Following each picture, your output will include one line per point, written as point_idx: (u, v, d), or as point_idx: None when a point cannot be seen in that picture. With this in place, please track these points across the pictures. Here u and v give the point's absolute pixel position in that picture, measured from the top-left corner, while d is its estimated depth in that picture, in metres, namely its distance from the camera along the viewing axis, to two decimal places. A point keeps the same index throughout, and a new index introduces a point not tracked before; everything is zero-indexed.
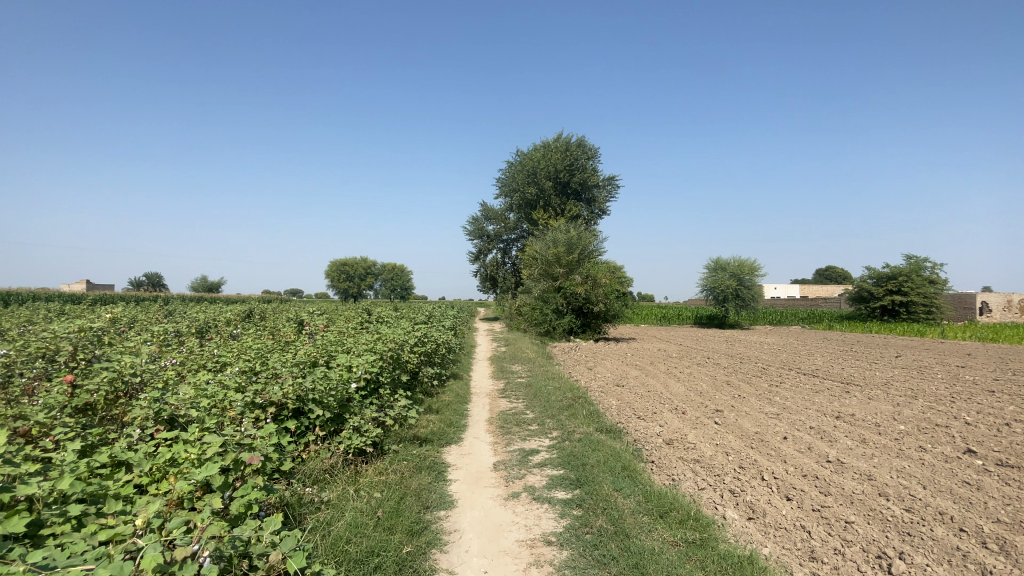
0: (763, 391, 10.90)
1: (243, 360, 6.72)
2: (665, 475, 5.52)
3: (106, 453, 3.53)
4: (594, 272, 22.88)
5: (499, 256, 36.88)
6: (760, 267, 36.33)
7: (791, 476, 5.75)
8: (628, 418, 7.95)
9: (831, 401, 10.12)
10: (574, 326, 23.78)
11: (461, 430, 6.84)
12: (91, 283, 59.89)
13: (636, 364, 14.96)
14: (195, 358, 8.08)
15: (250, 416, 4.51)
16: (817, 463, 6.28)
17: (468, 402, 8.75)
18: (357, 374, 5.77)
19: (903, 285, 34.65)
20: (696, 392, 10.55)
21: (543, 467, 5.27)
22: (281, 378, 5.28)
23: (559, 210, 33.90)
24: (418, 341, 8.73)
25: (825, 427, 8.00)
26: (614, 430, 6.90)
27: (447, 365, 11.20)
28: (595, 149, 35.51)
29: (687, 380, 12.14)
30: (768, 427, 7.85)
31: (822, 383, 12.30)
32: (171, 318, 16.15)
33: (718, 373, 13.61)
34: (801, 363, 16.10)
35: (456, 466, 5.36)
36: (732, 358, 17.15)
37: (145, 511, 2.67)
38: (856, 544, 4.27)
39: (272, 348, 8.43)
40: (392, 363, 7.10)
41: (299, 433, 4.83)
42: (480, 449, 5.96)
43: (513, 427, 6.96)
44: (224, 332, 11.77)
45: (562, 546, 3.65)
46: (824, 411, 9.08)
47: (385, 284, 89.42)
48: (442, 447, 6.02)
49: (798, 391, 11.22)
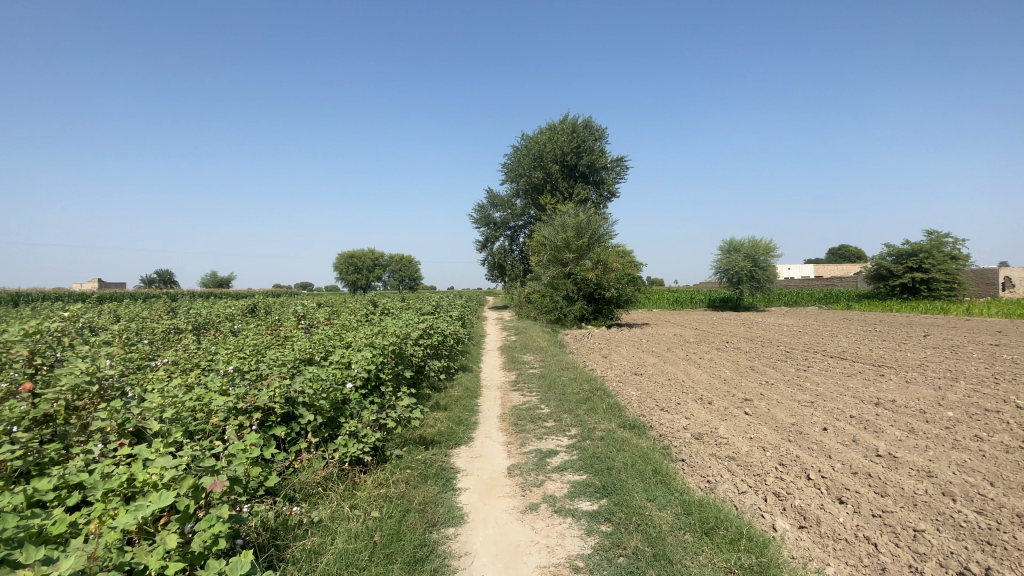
0: (791, 377, 10.23)
1: (235, 360, 6.22)
2: (698, 477, 4.97)
3: (54, 478, 3.02)
4: (605, 257, 22.18)
5: (507, 243, 36.23)
6: (775, 247, 35.35)
7: (840, 474, 5.18)
8: (651, 411, 7.36)
9: (866, 385, 9.45)
10: (586, 313, 23.15)
11: (470, 429, 6.26)
12: (103, 282, 60.51)
13: (653, 350, 14.35)
14: (187, 358, 7.60)
15: (231, 425, 4.03)
16: (866, 458, 5.68)
17: (478, 396, 8.21)
18: (354, 373, 5.23)
19: (924, 262, 33.57)
20: (720, 380, 9.92)
21: (563, 472, 4.69)
22: (269, 379, 4.76)
23: (567, 194, 33.06)
24: (423, 333, 8.18)
25: (866, 416, 7.36)
26: (638, 425, 6.30)
27: (456, 357, 10.68)
28: (603, 130, 34.51)
29: (709, 367, 11.51)
30: (804, 417, 7.23)
31: (853, 366, 11.59)
32: (175, 314, 15.84)
33: (741, 358, 12.95)
34: (826, 345, 15.37)
35: (465, 472, 4.80)
36: (753, 342, 16.45)
37: (72, 558, 2.16)
38: (932, 559, 3.67)
39: (267, 345, 7.90)
40: (394, 358, 6.53)
41: (289, 441, 4.32)
42: (493, 451, 5.39)
43: (528, 425, 6.39)
44: (224, 328, 11.31)
45: (592, 574, 3.08)
46: (862, 398, 8.43)
47: (393, 275, 89.13)
48: (450, 449, 5.47)
49: (829, 375, 10.53)
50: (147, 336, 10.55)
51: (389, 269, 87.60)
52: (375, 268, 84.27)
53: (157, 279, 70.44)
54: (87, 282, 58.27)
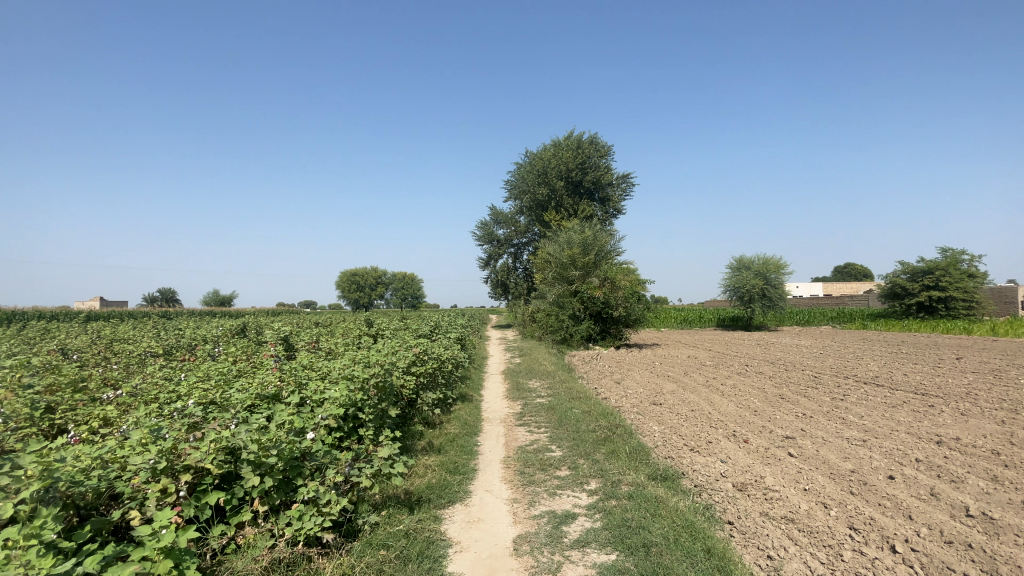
0: (831, 408, 9.11)
1: (191, 395, 5.25)
2: (756, 551, 3.95)
3: None
4: (613, 274, 21.15)
5: (510, 261, 35.41)
6: (787, 265, 34.20)
7: (933, 545, 4.12)
8: (680, 453, 6.29)
9: (918, 419, 8.30)
10: (593, 333, 22.08)
11: (468, 480, 5.19)
12: (105, 300, 60.03)
13: (670, 375, 13.28)
14: (144, 391, 6.60)
15: (152, 490, 3.06)
16: (956, 521, 4.60)
17: (478, 434, 7.15)
18: (320, 419, 4.17)
19: (940, 280, 32.37)
20: (751, 412, 8.82)
21: (585, 550, 3.63)
22: (210, 427, 3.75)
23: (572, 210, 32.29)
24: (416, 361, 7.15)
25: (934, 459, 6.25)
26: (670, 476, 5.24)
27: (454, 385, 9.66)
28: (609, 146, 33.76)
29: (735, 395, 10.39)
30: (862, 461, 6.12)
31: (894, 394, 10.46)
32: (160, 334, 14.88)
33: (767, 384, 11.83)
34: (856, 369, 14.19)
35: (459, 547, 3.77)
36: (775, 365, 15.27)
37: None
38: None
39: (238, 374, 6.92)
40: (378, 393, 5.49)
41: (230, 510, 3.31)
42: (495, 514, 4.32)
43: (538, 474, 5.33)
44: (203, 351, 10.32)
45: None
46: (920, 436, 7.30)
47: (396, 293, 88.23)
48: (442, 510, 4.41)
49: (873, 406, 9.38)
50: (117, 361, 9.61)
51: (392, 288, 87.00)
52: (377, 286, 83.67)
53: (159, 296, 69.70)
54: (89, 301, 56.68)
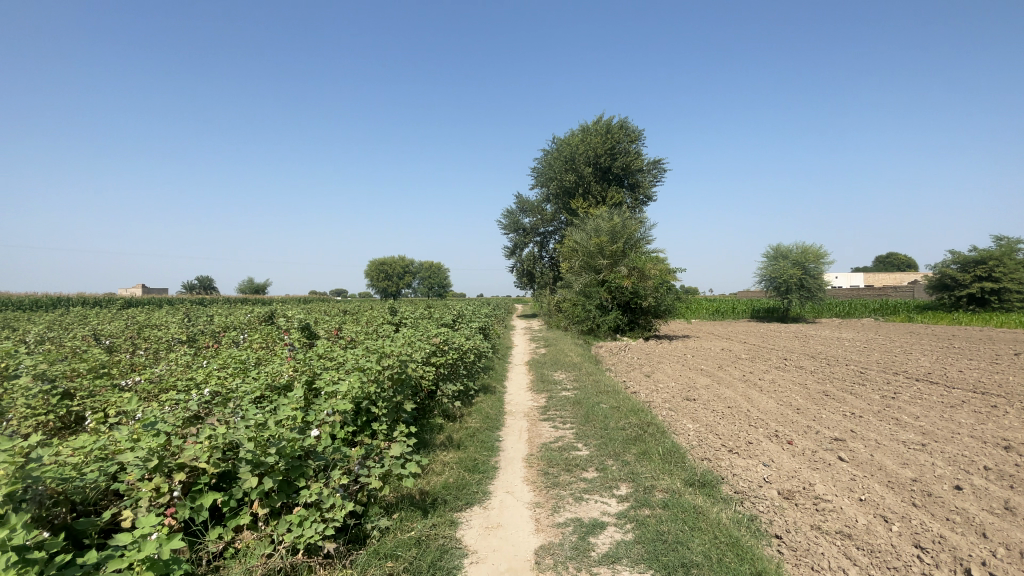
0: (881, 407, 8.42)
1: (204, 385, 5.07)
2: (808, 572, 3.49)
3: None
4: (642, 263, 20.40)
5: (536, 249, 34.93)
6: (827, 254, 32.63)
7: (1014, 568, 3.57)
8: (718, 454, 5.83)
9: (982, 422, 7.55)
10: (621, 323, 21.49)
11: (488, 480, 4.86)
12: (146, 288, 62.12)
13: (703, 368, 12.68)
14: (161, 378, 6.47)
15: (143, 489, 2.81)
16: None
17: (499, 428, 6.83)
18: (327, 414, 3.88)
19: (994, 270, 30.34)
20: (792, 410, 8.23)
21: (615, 567, 3.24)
22: (211, 421, 3.50)
23: (599, 197, 31.51)
24: (435, 350, 6.86)
25: (1006, 467, 5.58)
26: (708, 482, 4.80)
27: (476, 376, 9.37)
28: (639, 130, 32.60)
29: (773, 391, 9.77)
30: (922, 468, 5.53)
31: (950, 393, 9.65)
32: (190, 320, 15.04)
33: (808, 379, 11.12)
34: (905, 365, 13.26)
35: (476, 558, 3.43)
36: (816, 359, 14.45)
37: None
38: None
39: (257, 362, 6.75)
40: (394, 386, 5.20)
41: (229, 512, 3.07)
42: (516, 520, 3.99)
43: (562, 475, 4.95)
44: (227, 338, 10.26)
45: None
46: (988, 440, 6.59)
47: (422, 282, 89.04)
48: (459, 514, 4.10)
49: (928, 405, 8.64)
50: (143, 347, 9.61)
51: (419, 276, 87.75)
52: (405, 274, 84.49)
53: (196, 283, 72.07)
54: (131, 287, 58.92)
